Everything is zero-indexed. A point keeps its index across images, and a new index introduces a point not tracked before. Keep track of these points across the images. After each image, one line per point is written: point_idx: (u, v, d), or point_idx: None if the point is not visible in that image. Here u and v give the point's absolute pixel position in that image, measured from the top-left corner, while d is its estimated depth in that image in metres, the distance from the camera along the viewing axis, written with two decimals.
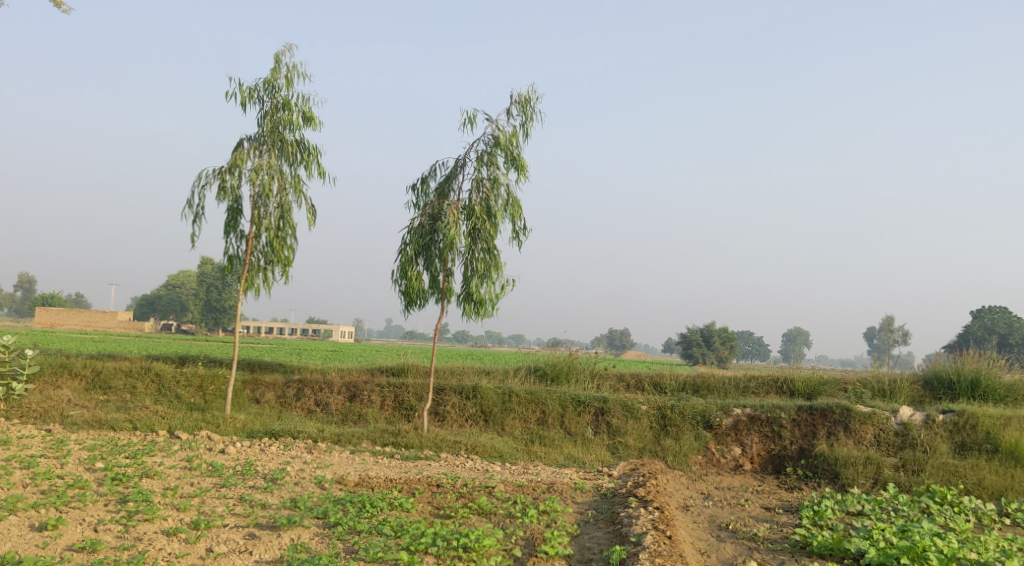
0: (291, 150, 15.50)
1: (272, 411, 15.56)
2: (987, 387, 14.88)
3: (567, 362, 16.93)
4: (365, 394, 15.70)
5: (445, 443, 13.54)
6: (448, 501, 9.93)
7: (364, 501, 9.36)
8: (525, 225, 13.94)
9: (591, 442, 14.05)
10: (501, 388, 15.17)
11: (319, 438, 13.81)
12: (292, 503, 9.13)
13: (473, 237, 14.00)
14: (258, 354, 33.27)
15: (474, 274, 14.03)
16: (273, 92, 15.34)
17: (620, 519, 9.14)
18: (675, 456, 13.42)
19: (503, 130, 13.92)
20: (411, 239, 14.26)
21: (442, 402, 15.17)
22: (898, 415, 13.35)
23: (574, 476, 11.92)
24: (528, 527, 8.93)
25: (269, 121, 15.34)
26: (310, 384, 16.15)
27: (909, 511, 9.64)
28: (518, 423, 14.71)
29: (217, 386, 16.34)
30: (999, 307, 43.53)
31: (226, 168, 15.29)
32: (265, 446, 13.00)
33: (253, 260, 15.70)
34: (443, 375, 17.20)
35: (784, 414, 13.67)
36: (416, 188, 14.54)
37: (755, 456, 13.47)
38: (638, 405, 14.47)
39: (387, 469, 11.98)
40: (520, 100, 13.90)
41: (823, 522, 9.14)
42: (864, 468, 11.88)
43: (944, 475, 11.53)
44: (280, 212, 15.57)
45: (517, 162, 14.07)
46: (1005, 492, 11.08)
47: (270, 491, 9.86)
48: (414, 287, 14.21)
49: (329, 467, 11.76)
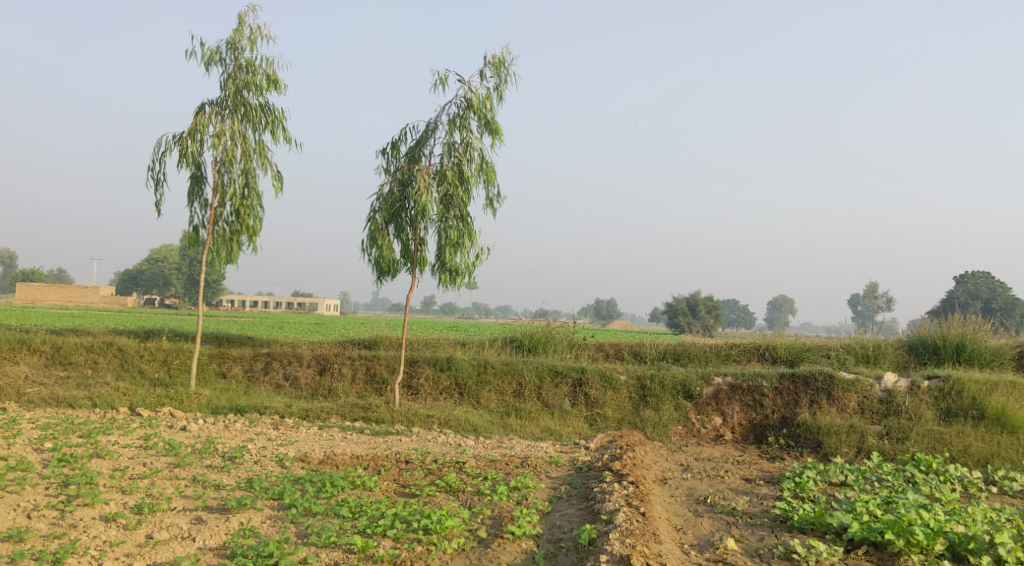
0: (256, 114, 14.79)
1: (240, 386, 15.05)
2: (974, 351, 14.54)
3: (544, 331, 16.46)
4: (336, 367, 15.21)
5: (418, 418, 13.07)
6: (415, 478, 9.48)
7: (324, 480, 8.89)
8: (499, 191, 13.38)
9: (569, 414, 13.61)
10: (476, 359, 14.72)
11: (286, 413, 13.31)
12: (247, 484, 8.68)
13: (445, 204, 13.39)
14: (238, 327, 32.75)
15: (448, 243, 13.44)
16: (235, 53, 14.58)
17: (595, 495, 8.69)
18: (655, 427, 13.03)
19: (476, 93, 13.27)
20: (380, 206, 13.63)
21: (415, 375, 14.72)
22: (882, 382, 13.01)
23: (549, 449, 11.50)
24: (496, 505, 8.49)
25: (232, 84, 14.61)
26: (279, 358, 15.64)
27: (893, 481, 9.28)
28: (494, 395, 14.23)
29: (182, 360, 15.79)
30: (983, 272, 43.41)
31: (186, 134, 14.56)
32: (229, 423, 12.48)
33: (218, 230, 15.05)
34: (417, 346, 16.73)
35: (766, 382, 13.30)
36: (386, 153, 13.90)
37: (736, 426, 13.07)
38: (617, 375, 14.05)
39: (355, 445, 11.50)
40: (494, 61, 13.25)
41: (805, 494, 8.76)
42: (847, 437, 11.58)
43: (929, 443, 11.21)
44: (246, 179, 14.91)
45: (490, 126, 13.46)
46: (992, 459, 10.75)
47: (226, 471, 9.36)
48: (385, 257, 13.64)
49: (293, 443, 11.25)
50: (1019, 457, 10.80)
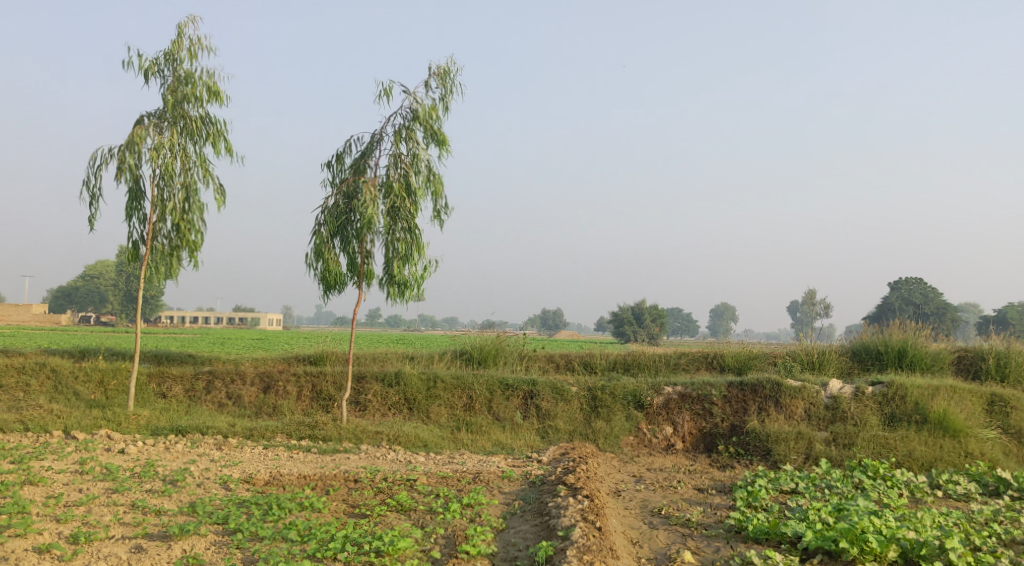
0: (196, 127, 14.36)
1: (181, 405, 14.55)
2: (915, 356, 14.94)
3: (494, 344, 16.32)
4: (281, 384, 14.82)
5: (366, 435, 12.79)
6: (365, 498, 9.24)
7: (271, 502, 8.59)
8: (447, 203, 13.23)
9: (520, 427, 13.48)
10: (425, 373, 14.51)
11: (230, 433, 12.91)
12: (190, 509, 8.33)
13: (393, 217, 13.19)
14: (176, 343, 31.76)
15: (395, 256, 13.23)
16: (174, 64, 14.15)
17: (549, 510, 8.59)
18: (607, 438, 13.00)
19: (421, 104, 13.12)
20: (325, 219, 13.35)
21: (363, 391, 14.42)
22: (827, 389, 13.23)
23: (501, 464, 11.36)
24: (450, 523, 8.33)
25: (171, 96, 14.18)
26: (221, 376, 15.16)
27: (843, 488, 9.41)
28: (444, 410, 14.03)
29: (120, 380, 15.21)
30: (916, 278, 44.83)
31: (123, 147, 14.06)
32: (170, 444, 12.03)
33: (157, 245, 14.56)
34: (364, 361, 16.41)
35: (715, 390, 13.40)
36: (331, 165, 13.64)
37: (687, 435, 13.12)
38: (568, 387, 13.98)
39: (302, 464, 11.18)
40: (439, 72, 13.13)
41: (758, 504, 8.79)
42: (796, 444, 11.74)
43: (875, 448, 11.44)
44: (186, 193, 14.46)
45: (437, 137, 13.32)
46: (936, 463, 11.05)
47: (167, 496, 8.98)
48: (332, 271, 13.36)
49: (238, 464, 10.89)
50: (960, 460, 11.14)
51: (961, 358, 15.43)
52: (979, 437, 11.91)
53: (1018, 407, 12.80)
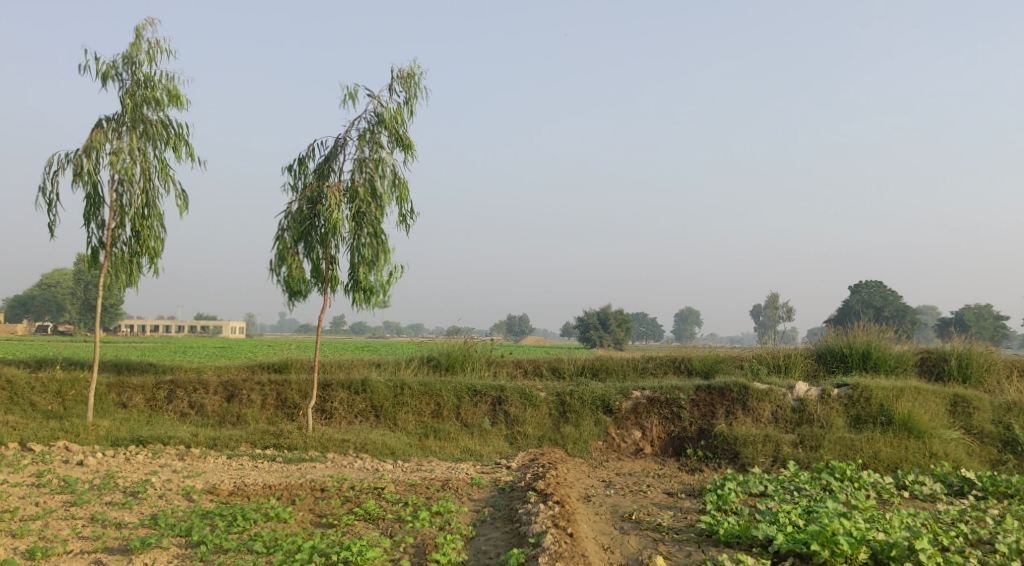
0: (157, 132, 14.06)
1: (141, 416, 14.19)
2: (879, 358, 15.15)
3: (461, 350, 16.19)
4: (245, 393, 14.55)
5: (333, 443, 12.59)
6: (332, 507, 9.07)
7: (235, 513, 8.37)
8: (413, 208, 13.11)
9: (488, 433, 13.38)
10: (392, 380, 14.35)
11: (192, 443, 12.62)
12: (151, 521, 8.09)
13: (358, 221, 13.03)
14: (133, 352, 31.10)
15: (361, 261, 13.07)
16: (133, 68, 13.84)
17: (520, 516, 8.50)
18: (576, 444, 12.96)
19: (386, 108, 13.00)
20: (289, 224, 13.14)
21: (329, 398, 14.21)
22: (794, 391, 13.34)
23: (470, 470, 11.25)
24: (419, 532, 8.20)
25: (130, 100, 13.86)
26: (183, 385, 14.83)
27: (811, 490, 9.49)
28: (411, 417, 13.87)
29: (78, 391, 14.80)
30: (875, 281, 45.62)
31: (80, 151, 13.70)
32: (130, 455, 11.71)
33: (116, 251, 14.22)
34: (330, 368, 16.17)
35: (683, 394, 13.42)
36: (294, 170, 13.44)
37: (655, 439, 13.13)
38: (536, 392, 13.91)
39: (267, 474, 10.96)
40: (403, 76, 13.02)
41: (728, 507, 8.81)
42: (763, 447, 11.82)
43: (841, 450, 11.60)
44: (147, 198, 14.14)
45: (402, 141, 13.20)
46: (901, 463, 11.25)
47: (127, 508, 8.70)
48: (296, 277, 13.15)
49: (201, 475, 10.63)
50: (924, 461, 11.35)
51: (924, 360, 15.70)
52: (943, 438, 12.10)
53: (980, 407, 13.03)
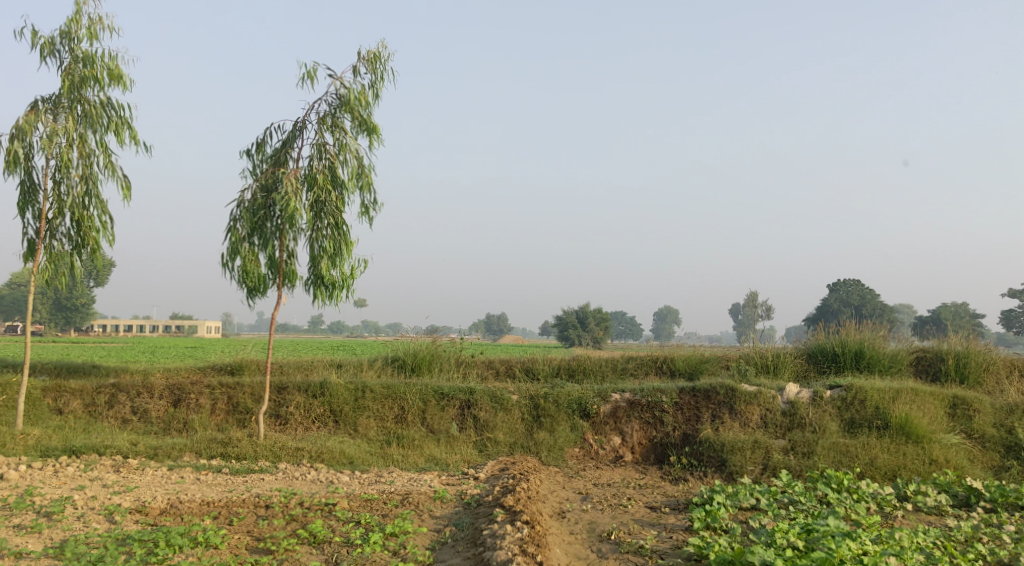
0: (97, 114, 12.57)
1: (78, 423, 13.01)
2: (872, 357, 14.37)
3: (428, 349, 15.15)
4: (193, 397, 13.41)
5: (286, 452, 11.51)
6: (272, 529, 8.04)
7: (157, 539, 7.28)
8: (377, 198, 12.03)
9: (456, 440, 12.36)
10: (353, 383, 13.30)
11: (130, 452, 11.45)
12: (57, 550, 7.01)
13: (317, 211, 11.95)
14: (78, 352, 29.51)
15: (322, 254, 12.02)
16: (72, 44, 12.27)
17: (484, 539, 7.52)
18: (550, 450, 12.00)
19: (349, 89, 11.90)
20: (241, 214, 12.00)
21: (284, 403, 13.13)
22: (784, 394, 12.45)
23: (433, 482, 10.23)
24: (368, 559, 7.20)
25: (66, 78, 12.36)
26: (126, 389, 13.64)
27: (808, 504, 8.64)
28: (373, 422, 12.83)
29: (9, 396, 13.55)
30: (854, 280, 45.32)
31: (10, 134, 12.20)
32: (59, 468, 10.56)
33: (53, 244, 12.90)
34: (288, 370, 15.10)
35: (666, 397, 12.48)
36: (250, 156, 12.30)
37: (636, 446, 12.23)
38: (508, 396, 12.91)
39: (208, 489, 9.87)
40: (369, 56, 11.93)
41: (719, 525, 7.88)
42: (752, 453, 10.98)
43: (835, 457, 10.83)
44: (86, 186, 12.79)
45: (367, 126, 12.14)
46: (899, 471, 10.52)
47: (35, 533, 7.58)
48: (250, 272, 12.06)
49: (132, 491, 9.50)
50: (924, 468, 10.61)
51: (920, 358, 14.93)
52: (943, 443, 11.31)
53: (981, 409, 12.21)
